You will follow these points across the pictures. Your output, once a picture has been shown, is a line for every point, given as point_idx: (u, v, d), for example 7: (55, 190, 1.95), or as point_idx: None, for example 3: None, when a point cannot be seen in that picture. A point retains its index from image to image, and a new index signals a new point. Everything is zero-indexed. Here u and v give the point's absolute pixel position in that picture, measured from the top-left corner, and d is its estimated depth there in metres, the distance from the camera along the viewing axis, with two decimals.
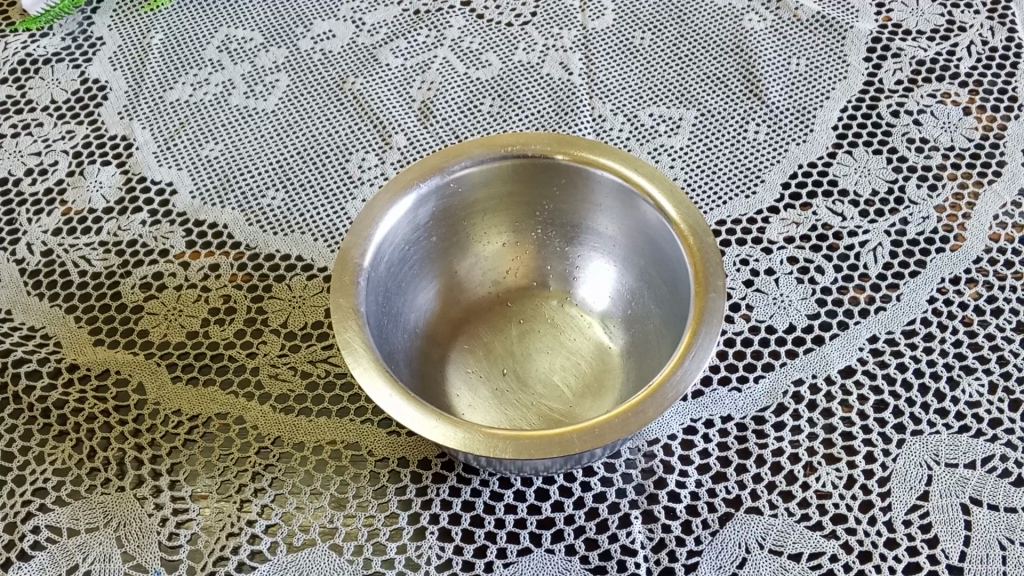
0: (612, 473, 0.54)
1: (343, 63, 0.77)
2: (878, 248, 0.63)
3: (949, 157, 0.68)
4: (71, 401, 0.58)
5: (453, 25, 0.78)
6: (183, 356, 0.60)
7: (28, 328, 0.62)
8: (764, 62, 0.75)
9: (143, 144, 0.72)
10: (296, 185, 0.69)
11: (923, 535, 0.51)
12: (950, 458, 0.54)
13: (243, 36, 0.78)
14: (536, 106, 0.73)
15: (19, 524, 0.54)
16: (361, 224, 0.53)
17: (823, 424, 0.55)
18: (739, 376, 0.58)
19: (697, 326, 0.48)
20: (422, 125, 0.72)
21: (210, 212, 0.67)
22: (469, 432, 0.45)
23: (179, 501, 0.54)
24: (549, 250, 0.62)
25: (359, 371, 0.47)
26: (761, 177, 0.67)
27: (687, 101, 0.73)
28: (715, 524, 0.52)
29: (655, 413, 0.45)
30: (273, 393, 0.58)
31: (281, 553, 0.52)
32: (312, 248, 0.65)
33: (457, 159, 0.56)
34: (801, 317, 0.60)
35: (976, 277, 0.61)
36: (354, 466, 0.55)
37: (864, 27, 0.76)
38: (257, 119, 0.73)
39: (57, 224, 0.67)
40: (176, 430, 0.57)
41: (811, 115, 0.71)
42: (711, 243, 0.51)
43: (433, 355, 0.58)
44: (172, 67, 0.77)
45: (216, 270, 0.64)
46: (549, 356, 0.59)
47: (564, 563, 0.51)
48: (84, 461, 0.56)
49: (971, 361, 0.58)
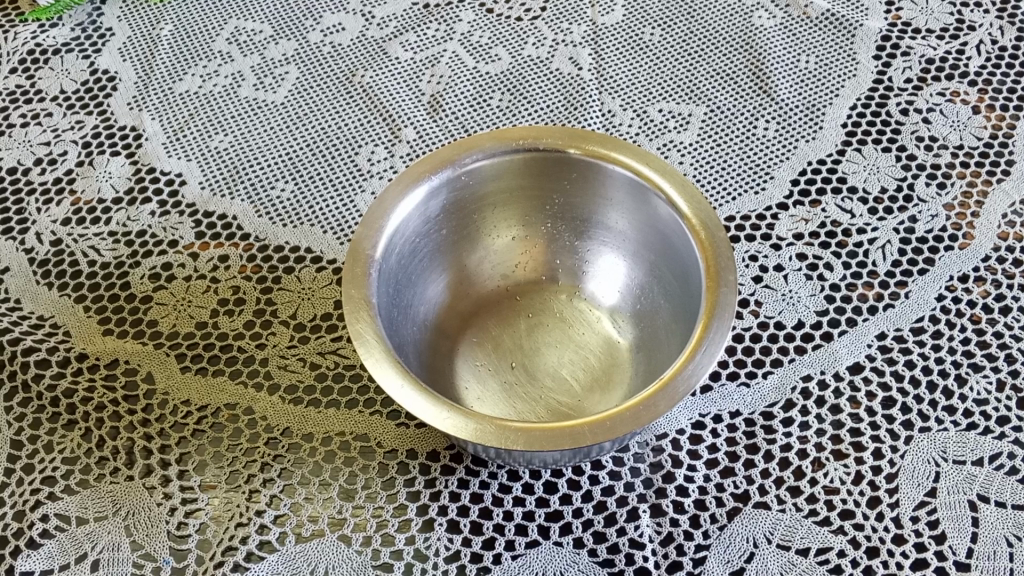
0: (620, 467, 0.54)
1: (352, 56, 0.77)
2: (887, 245, 0.63)
3: (958, 156, 0.68)
4: (80, 390, 0.58)
5: (462, 19, 0.78)
6: (192, 347, 0.60)
7: (36, 317, 0.62)
8: (774, 60, 0.75)
9: (152, 135, 0.72)
10: (305, 177, 0.69)
11: (930, 531, 0.51)
12: (957, 455, 0.54)
13: (252, 28, 0.78)
14: (544, 101, 0.73)
15: (28, 512, 0.54)
16: (372, 216, 0.53)
17: (831, 420, 0.56)
18: (748, 372, 0.58)
19: (708, 319, 0.48)
20: (432, 118, 0.72)
21: (219, 203, 0.67)
22: (478, 423, 0.45)
23: (188, 491, 0.54)
24: (558, 244, 0.62)
25: (371, 362, 0.47)
26: (770, 174, 0.67)
27: (696, 97, 0.73)
28: (722, 518, 0.52)
29: (666, 406, 0.45)
30: (282, 384, 0.58)
31: (290, 543, 0.52)
32: (321, 240, 0.65)
33: (469, 152, 0.56)
34: (809, 314, 0.60)
35: (984, 275, 0.61)
36: (363, 457, 0.55)
37: (874, 25, 0.76)
38: (267, 111, 0.73)
39: (66, 214, 0.67)
40: (185, 420, 0.57)
41: (821, 113, 0.71)
42: (722, 237, 0.51)
43: (442, 347, 0.58)
44: (181, 58, 0.77)
45: (226, 261, 0.64)
46: (558, 350, 0.60)
47: (572, 555, 0.51)
48: (93, 450, 0.56)
49: (978, 359, 0.58)
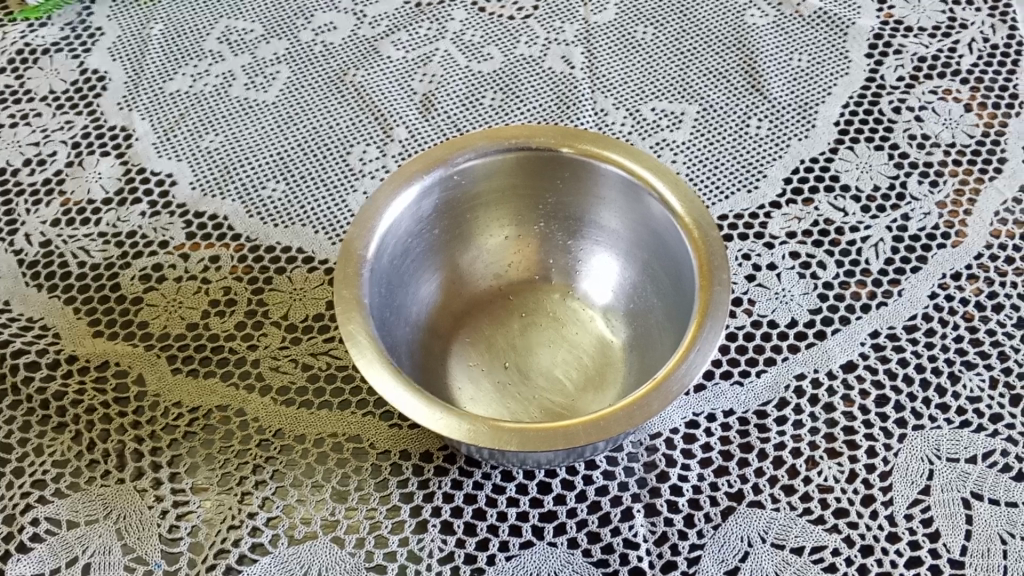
0: (614, 467, 0.54)
1: (344, 55, 0.76)
2: (879, 243, 0.63)
3: (950, 154, 0.68)
4: (70, 393, 0.58)
5: (454, 17, 0.78)
6: (183, 348, 0.59)
7: (26, 319, 0.61)
8: (766, 58, 0.75)
9: (142, 135, 0.71)
10: (297, 177, 0.69)
11: (924, 529, 0.51)
12: (951, 453, 0.54)
13: (243, 28, 0.78)
14: (537, 100, 0.73)
15: (18, 516, 0.53)
16: (364, 215, 0.53)
17: (824, 418, 0.56)
18: (742, 370, 0.58)
19: (702, 318, 0.48)
20: (424, 118, 0.72)
21: (210, 203, 0.67)
22: (471, 424, 0.45)
23: (180, 493, 0.54)
24: (552, 243, 0.62)
25: (363, 363, 0.47)
26: (763, 172, 0.67)
27: (689, 95, 0.73)
28: (717, 518, 0.52)
29: (659, 406, 0.45)
30: (274, 385, 0.57)
31: (283, 545, 0.52)
32: (313, 240, 0.65)
33: (461, 151, 0.56)
34: (802, 312, 0.60)
35: (977, 273, 0.61)
36: (356, 458, 0.55)
37: (866, 23, 0.76)
38: (258, 110, 0.73)
39: (56, 215, 0.67)
40: (176, 422, 0.56)
41: (813, 111, 0.71)
42: (715, 236, 0.51)
43: (435, 348, 0.58)
44: (171, 58, 0.76)
45: (217, 262, 0.64)
46: (551, 350, 0.59)
47: (567, 556, 0.51)
48: (84, 453, 0.55)
49: (972, 356, 0.58)
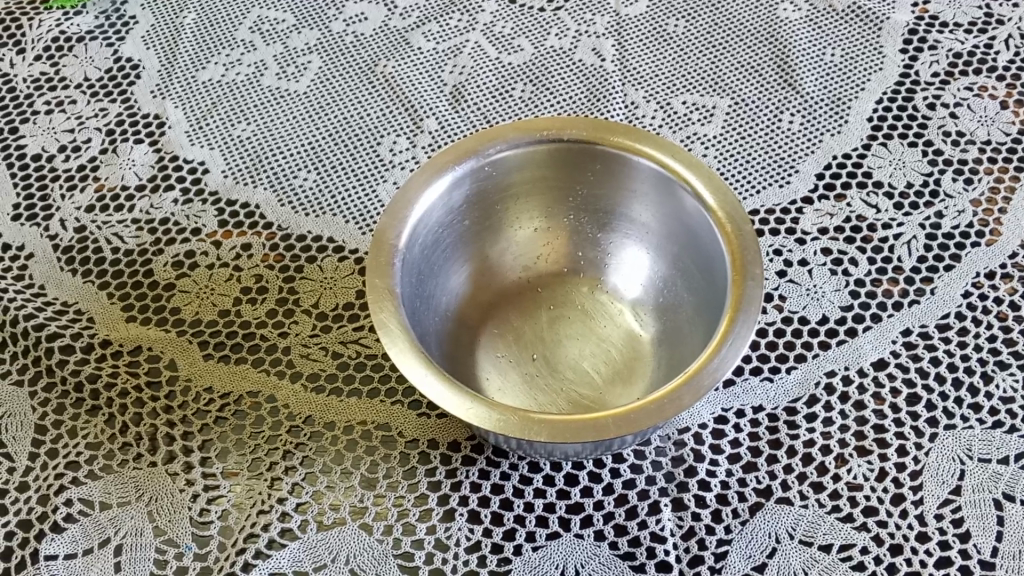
0: (641, 461, 0.54)
1: (375, 46, 0.76)
2: (912, 241, 0.62)
3: (985, 152, 0.67)
4: (104, 376, 0.59)
5: (485, 9, 0.78)
6: (215, 335, 0.60)
7: (61, 303, 0.62)
8: (799, 53, 0.74)
9: (175, 123, 0.72)
10: (327, 167, 0.69)
11: (955, 529, 0.51)
12: (982, 453, 0.53)
13: (275, 18, 0.78)
14: (567, 93, 0.73)
15: (52, 496, 0.54)
16: (396, 206, 0.53)
17: (855, 416, 0.55)
18: (771, 367, 0.57)
19: (734, 313, 0.48)
20: (454, 109, 0.72)
21: (242, 191, 0.67)
22: (502, 414, 0.45)
23: (210, 478, 0.54)
24: (581, 236, 0.62)
25: (395, 352, 0.47)
26: (795, 168, 0.67)
27: (721, 89, 0.72)
28: (745, 513, 0.52)
29: (691, 400, 0.45)
30: (304, 372, 0.58)
31: (311, 531, 0.52)
32: (343, 229, 0.65)
33: (493, 142, 0.56)
34: (833, 309, 0.59)
35: (1011, 272, 0.61)
36: (384, 446, 0.55)
37: (901, 18, 0.75)
38: (289, 100, 0.73)
39: (90, 201, 0.67)
40: (207, 407, 0.57)
41: (846, 106, 0.70)
42: (749, 231, 0.51)
43: (464, 338, 0.58)
44: (204, 47, 0.77)
45: (249, 250, 0.64)
46: (579, 342, 0.59)
47: (593, 548, 0.51)
48: (117, 436, 0.56)
49: (1004, 356, 0.57)
